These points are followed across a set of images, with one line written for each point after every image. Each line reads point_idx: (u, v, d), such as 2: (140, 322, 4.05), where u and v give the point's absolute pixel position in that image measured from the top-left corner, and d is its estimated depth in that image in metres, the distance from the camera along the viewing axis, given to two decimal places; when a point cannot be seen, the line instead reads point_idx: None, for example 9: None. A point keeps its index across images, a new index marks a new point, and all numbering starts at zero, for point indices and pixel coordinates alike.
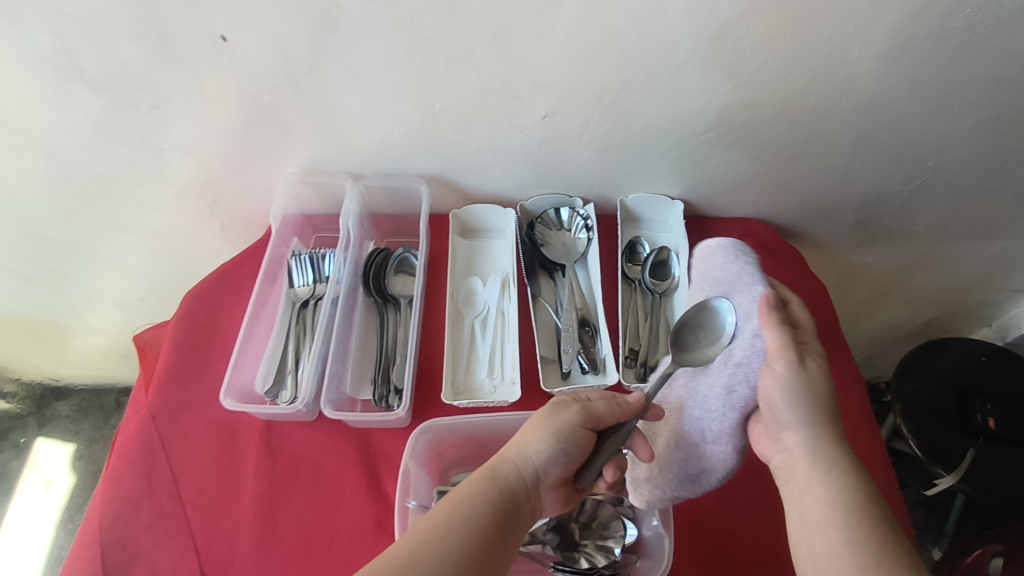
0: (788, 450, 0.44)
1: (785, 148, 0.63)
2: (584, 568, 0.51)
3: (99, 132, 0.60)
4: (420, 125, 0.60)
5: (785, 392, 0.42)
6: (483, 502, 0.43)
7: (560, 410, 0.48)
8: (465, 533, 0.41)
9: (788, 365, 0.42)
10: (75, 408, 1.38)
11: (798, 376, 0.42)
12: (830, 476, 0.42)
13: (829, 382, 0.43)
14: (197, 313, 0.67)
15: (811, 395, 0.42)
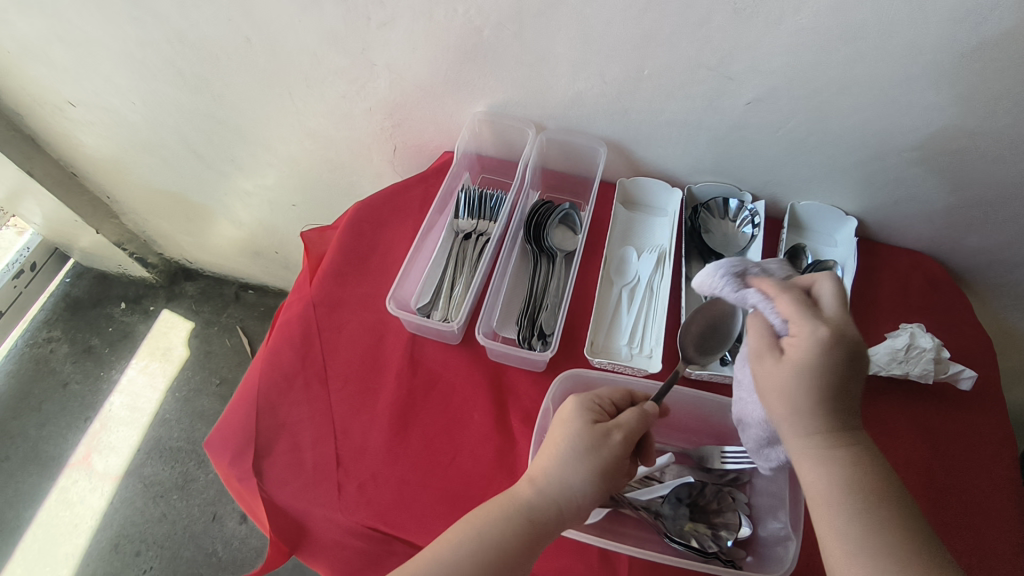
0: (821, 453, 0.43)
1: (993, 186, 0.59)
2: (696, 548, 0.51)
3: (326, 37, 0.65)
4: (620, 88, 0.61)
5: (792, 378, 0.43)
6: (499, 519, 0.46)
7: (597, 437, 0.47)
8: (484, 552, 0.45)
9: (792, 355, 0.43)
10: (200, 291, 1.53)
11: (805, 354, 0.42)
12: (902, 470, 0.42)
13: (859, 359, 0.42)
14: (365, 223, 0.72)
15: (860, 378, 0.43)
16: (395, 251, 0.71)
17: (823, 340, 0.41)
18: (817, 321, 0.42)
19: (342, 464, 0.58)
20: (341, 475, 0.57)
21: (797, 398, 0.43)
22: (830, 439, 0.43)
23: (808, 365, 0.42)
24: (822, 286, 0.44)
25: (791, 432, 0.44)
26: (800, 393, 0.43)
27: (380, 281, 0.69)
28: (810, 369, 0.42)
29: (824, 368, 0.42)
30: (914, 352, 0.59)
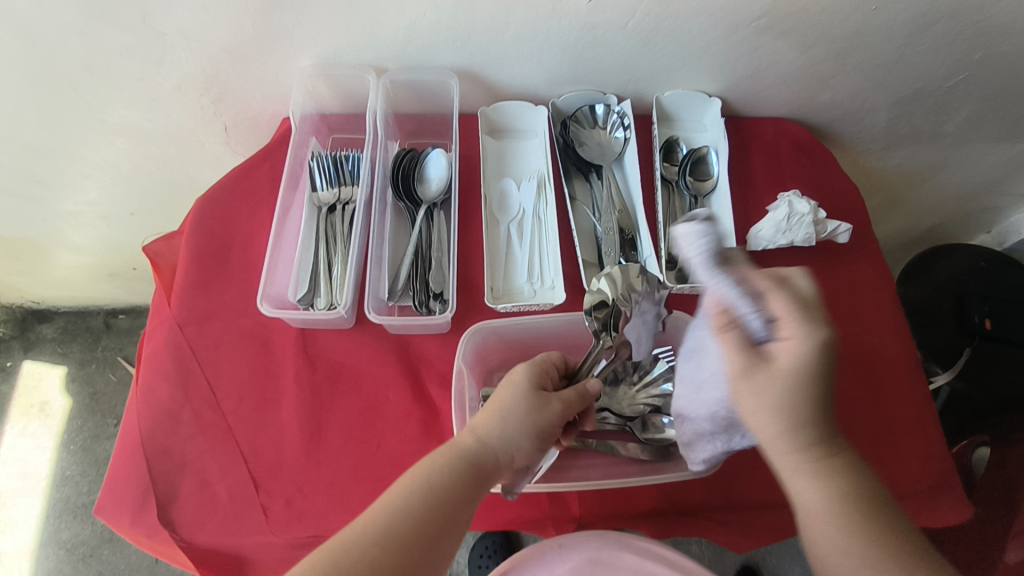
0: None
1: (834, 40, 0.60)
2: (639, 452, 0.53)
3: (93, 12, 0.53)
4: (455, 10, 0.55)
5: (767, 398, 0.37)
6: (435, 477, 0.41)
7: (539, 399, 0.45)
8: (410, 510, 0.39)
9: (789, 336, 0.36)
10: (61, 331, 1.33)
11: (797, 364, 0.36)
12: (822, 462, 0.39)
13: (816, 374, 0.36)
14: (213, 219, 0.64)
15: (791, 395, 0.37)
16: (256, 242, 0.64)
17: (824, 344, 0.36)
18: (809, 327, 0.36)
19: (261, 486, 0.53)
20: (263, 497, 0.52)
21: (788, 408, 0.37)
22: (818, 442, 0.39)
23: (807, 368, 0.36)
24: (799, 279, 0.38)
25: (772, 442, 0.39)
26: (790, 407, 0.37)
27: (248, 279, 0.62)
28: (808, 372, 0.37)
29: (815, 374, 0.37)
30: (795, 219, 0.61)
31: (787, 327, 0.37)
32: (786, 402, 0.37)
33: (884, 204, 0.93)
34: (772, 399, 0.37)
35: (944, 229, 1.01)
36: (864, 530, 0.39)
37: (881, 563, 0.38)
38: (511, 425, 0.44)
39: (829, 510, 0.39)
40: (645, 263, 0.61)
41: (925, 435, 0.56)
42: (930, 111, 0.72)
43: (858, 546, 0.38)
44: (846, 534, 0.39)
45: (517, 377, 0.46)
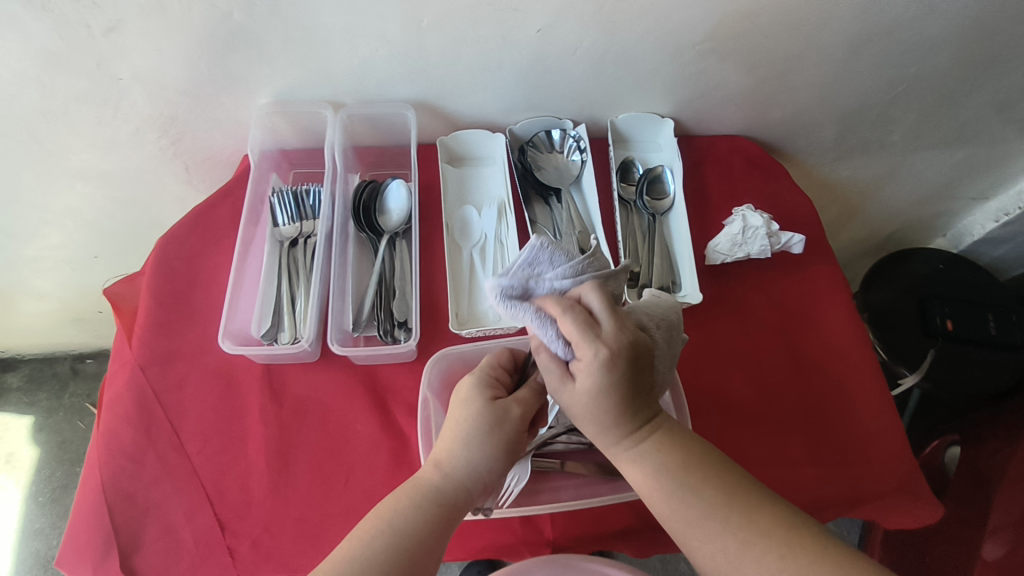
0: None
1: (776, 60, 0.63)
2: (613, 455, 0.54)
3: (45, 60, 0.54)
4: (407, 45, 0.56)
5: (580, 389, 0.38)
6: (404, 517, 0.41)
7: (498, 412, 0.43)
8: (380, 556, 0.39)
9: (580, 359, 0.37)
10: (26, 379, 1.30)
11: (591, 390, 0.37)
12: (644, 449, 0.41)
13: (621, 367, 0.37)
14: (175, 259, 0.63)
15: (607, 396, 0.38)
16: (218, 280, 0.63)
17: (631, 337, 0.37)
18: (596, 341, 0.36)
19: (228, 527, 0.52)
20: (230, 539, 0.51)
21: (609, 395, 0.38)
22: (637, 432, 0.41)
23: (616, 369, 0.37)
24: (590, 297, 0.38)
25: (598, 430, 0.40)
26: (600, 402, 0.38)
27: (212, 318, 0.61)
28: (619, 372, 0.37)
29: (631, 359, 0.37)
30: (750, 232, 0.63)
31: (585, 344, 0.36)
32: (605, 397, 0.38)
33: (841, 214, 0.96)
34: (589, 397, 0.38)
35: (902, 235, 1.04)
36: (707, 504, 0.39)
37: (732, 534, 0.38)
38: (473, 448, 0.43)
39: (655, 482, 0.40)
40: None
41: (886, 440, 0.57)
42: (875, 123, 0.74)
43: (705, 522, 0.39)
44: (702, 510, 0.39)
45: (467, 395, 0.44)
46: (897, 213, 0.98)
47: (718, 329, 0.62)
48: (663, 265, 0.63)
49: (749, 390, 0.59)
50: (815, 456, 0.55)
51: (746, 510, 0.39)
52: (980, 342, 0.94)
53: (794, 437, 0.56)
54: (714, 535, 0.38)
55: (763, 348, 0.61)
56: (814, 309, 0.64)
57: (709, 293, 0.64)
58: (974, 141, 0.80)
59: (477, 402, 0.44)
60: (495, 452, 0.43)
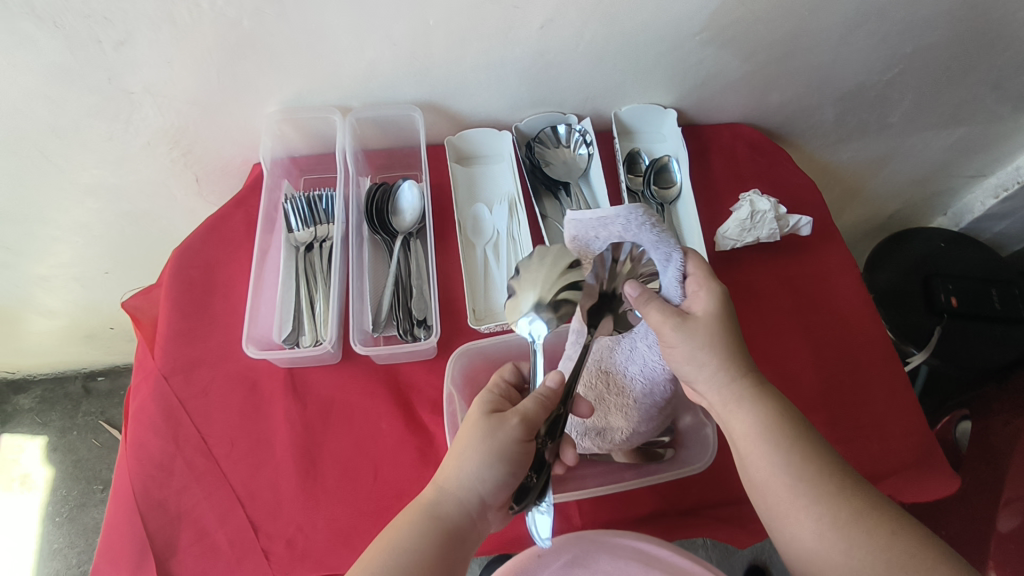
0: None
1: (774, 46, 0.64)
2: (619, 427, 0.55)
3: (56, 77, 0.54)
4: (413, 46, 0.57)
5: (685, 351, 0.46)
6: (408, 539, 0.42)
7: (494, 423, 0.44)
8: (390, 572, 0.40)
9: (669, 333, 0.46)
10: (38, 400, 1.30)
11: (689, 352, 0.46)
12: (749, 407, 0.45)
13: (720, 326, 0.46)
14: (192, 269, 0.64)
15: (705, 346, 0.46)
16: (236, 287, 0.64)
17: (723, 299, 0.47)
18: (688, 321, 0.46)
19: (261, 530, 0.52)
20: (263, 541, 0.52)
21: (713, 346, 0.46)
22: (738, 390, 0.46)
23: (717, 317, 0.46)
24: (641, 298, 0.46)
25: (706, 385, 0.47)
26: (706, 353, 0.46)
27: (232, 324, 0.62)
28: (720, 321, 0.46)
29: (726, 317, 0.47)
30: (758, 217, 0.64)
31: (677, 327, 0.46)
32: (711, 348, 0.46)
33: (842, 196, 0.97)
34: (700, 350, 0.46)
35: (903, 215, 1.05)
36: (804, 470, 0.42)
37: (819, 509, 0.41)
38: (471, 462, 0.43)
39: (758, 439, 0.44)
40: None
41: (906, 415, 0.57)
42: (873, 104, 0.75)
43: (795, 487, 0.42)
44: (794, 475, 0.42)
45: (469, 417, 0.45)
46: (897, 194, 1.00)
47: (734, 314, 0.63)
48: None
49: (767, 370, 0.60)
50: (836, 432, 0.56)
51: (838, 482, 0.42)
52: (985, 317, 0.95)
53: (814, 414, 0.57)
54: (800, 509, 0.41)
55: (780, 330, 0.62)
56: (824, 291, 0.65)
57: (721, 278, 0.64)
58: (970, 119, 0.81)
59: (479, 421, 0.44)
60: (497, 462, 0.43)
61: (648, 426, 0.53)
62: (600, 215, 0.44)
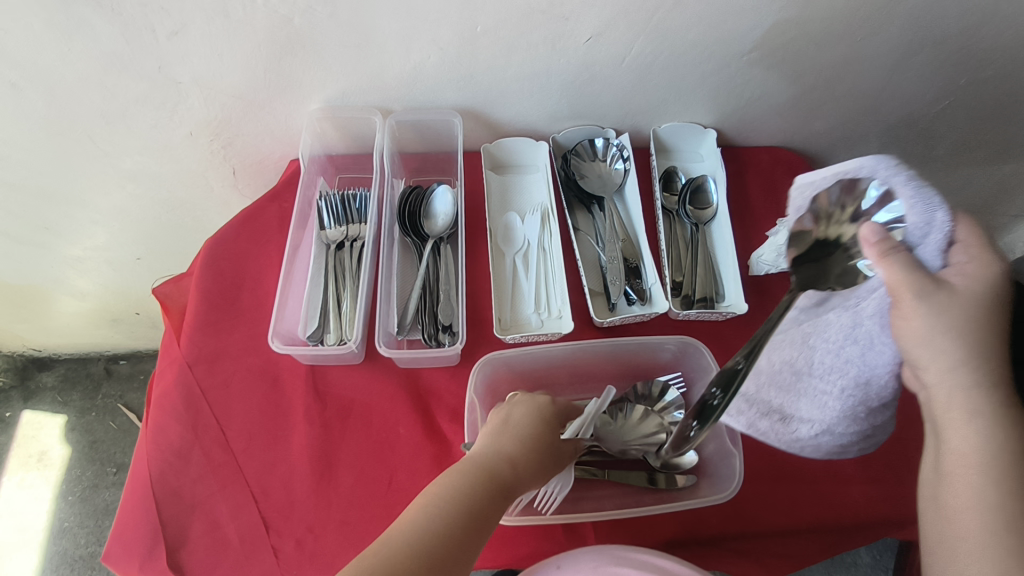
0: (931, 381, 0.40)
1: (823, 71, 0.62)
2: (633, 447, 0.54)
3: (109, 63, 0.55)
4: (458, 51, 0.57)
5: (930, 322, 0.38)
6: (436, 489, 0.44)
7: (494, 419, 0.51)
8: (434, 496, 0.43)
9: (907, 298, 0.38)
10: (61, 378, 1.32)
11: (924, 329, 0.38)
12: (988, 419, 0.38)
13: (960, 311, 0.38)
14: (222, 260, 0.64)
15: (940, 327, 0.38)
16: (265, 281, 0.64)
17: (997, 276, 0.39)
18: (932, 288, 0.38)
19: (272, 527, 0.52)
20: (274, 539, 0.51)
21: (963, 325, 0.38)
22: (978, 397, 0.39)
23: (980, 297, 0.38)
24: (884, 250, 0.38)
25: (939, 375, 0.39)
26: (933, 338, 0.38)
27: (258, 318, 0.62)
28: (982, 302, 0.38)
29: (990, 303, 0.39)
30: None
31: (920, 296, 0.38)
32: (948, 324, 0.38)
33: None
34: (942, 326, 0.38)
35: None
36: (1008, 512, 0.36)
37: (988, 561, 0.36)
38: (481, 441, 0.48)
39: (972, 460, 0.38)
40: (650, 291, 0.61)
41: None
42: (920, 136, 0.74)
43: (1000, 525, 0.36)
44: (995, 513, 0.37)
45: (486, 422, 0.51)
46: None
47: None
48: (705, 275, 0.63)
49: None
50: (867, 472, 0.54)
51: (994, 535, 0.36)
52: None
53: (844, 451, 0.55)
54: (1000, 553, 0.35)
55: None
56: None
57: (754, 304, 0.63)
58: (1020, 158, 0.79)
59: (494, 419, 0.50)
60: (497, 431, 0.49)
61: (843, 425, 0.47)
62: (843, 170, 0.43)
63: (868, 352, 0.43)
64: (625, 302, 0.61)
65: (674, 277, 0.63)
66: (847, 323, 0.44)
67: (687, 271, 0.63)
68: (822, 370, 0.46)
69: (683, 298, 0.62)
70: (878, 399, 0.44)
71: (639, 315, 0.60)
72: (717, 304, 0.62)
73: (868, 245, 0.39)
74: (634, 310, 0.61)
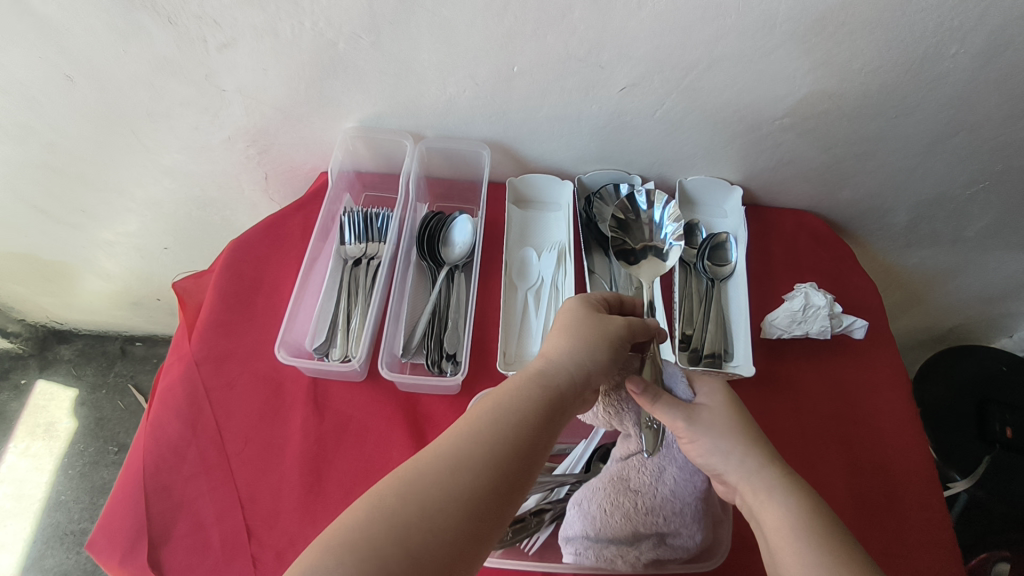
0: (735, 488, 0.45)
1: (855, 142, 0.62)
2: None
3: (160, 66, 0.58)
4: (494, 88, 0.58)
5: (707, 445, 0.45)
6: (518, 394, 0.42)
7: (600, 320, 0.47)
8: (502, 420, 0.40)
9: (684, 430, 0.46)
10: (78, 353, 1.35)
11: (708, 444, 0.45)
12: (781, 493, 0.42)
13: (733, 416, 0.46)
14: (243, 263, 0.66)
15: (726, 432, 0.45)
16: (281, 288, 0.65)
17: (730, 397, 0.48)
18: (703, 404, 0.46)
19: (254, 535, 0.52)
20: (254, 547, 0.51)
21: (725, 432, 0.45)
22: (762, 473, 0.43)
23: (720, 408, 0.46)
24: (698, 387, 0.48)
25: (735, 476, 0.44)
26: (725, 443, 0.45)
27: (269, 324, 0.63)
28: (725, 412, 0.46)
29: (736, 411, 0.47)
30: (810, 312, 0.61)
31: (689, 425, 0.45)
32: (731, 438, 0.45)
33: (902, 302, 0.93)
34: (711, 444, 0.45)
35: (963, 330, 1.01)
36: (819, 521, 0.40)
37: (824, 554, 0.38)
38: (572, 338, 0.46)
39: (792, 526, 0.40)
40: (657, 341, 0.61)
41: (938, 548, 0.53)
42: (951, 215, 0.73)
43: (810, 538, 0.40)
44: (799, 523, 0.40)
45: (573, 312, 0.48)
46: (961, 309, 0.95)
47: (765, 403, 0.60)
48: (715, 331, 0.62)
49: None
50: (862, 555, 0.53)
51: (826, 537, 0.39)
52: None
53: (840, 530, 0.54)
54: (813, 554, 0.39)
55: (814, 434, 0.59)
56: (868, 401, 0.62)
57: (761, 367, 0.62)
58: None
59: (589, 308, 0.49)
60: (590, 333, 0.46)
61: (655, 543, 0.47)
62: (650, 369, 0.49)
63: (683, 478, 0.47)
64: None
65: (684, 330, 0.62)
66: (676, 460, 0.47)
67: (697, 325, 0.63)
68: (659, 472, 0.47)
69: (691, 352, 0.61)
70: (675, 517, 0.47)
71: None
72: (725, 363, 0.61)
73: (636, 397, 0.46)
74: None
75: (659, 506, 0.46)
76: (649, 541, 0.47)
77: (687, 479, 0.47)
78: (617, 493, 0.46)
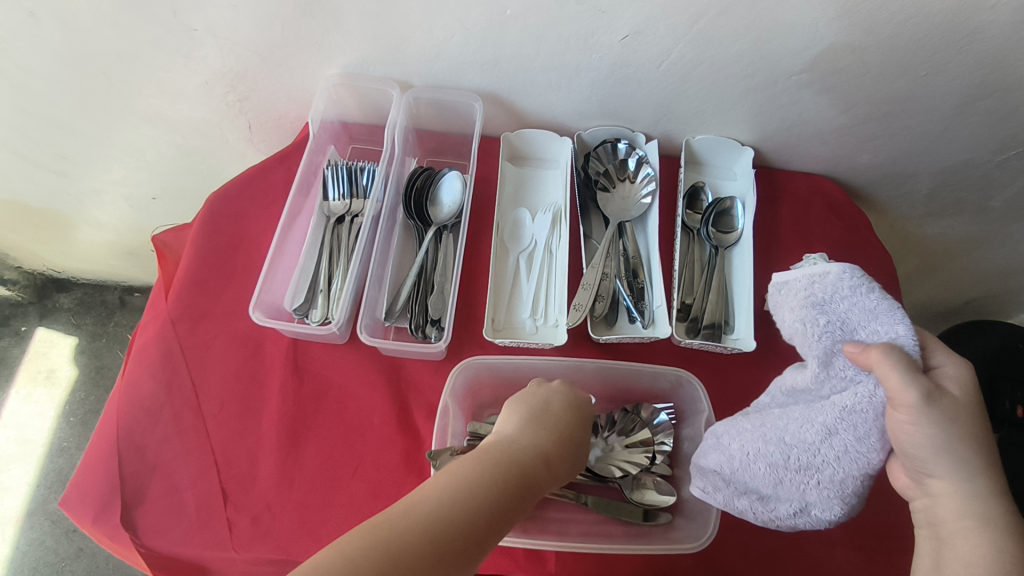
0: (935, 494, 0.38)
1: (879, 102, 0.57)
2: (614, 475, 0.52)
3: (124, 3, 0.53)
4: (485, 33, 0.53)
5: (928, 436, 0.36)
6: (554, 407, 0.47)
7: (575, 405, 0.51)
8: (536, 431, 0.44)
9: (912, 406, 0.36)
10: (77, 302, 1.35)
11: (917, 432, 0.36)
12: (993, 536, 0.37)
13: (972, 410, 0.37)
14: (222, 218, 0.63)
15: (953, 434, 0.36)
16: (261, 245, 0.63)
17: (971, 380, 0.38)
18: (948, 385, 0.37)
19: (230, 499, 0.51)
20: (230, 512, 0.50)
21: (966, 435, 0.36)
22: None
23: (969, 399, 0.37)
24: (941, 371, 0.38)
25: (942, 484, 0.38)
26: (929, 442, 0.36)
27: (248, 282, 0.61)
28: (971, 403, 0.37)
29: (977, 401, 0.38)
30: None
31: (930, 402, 0.35)
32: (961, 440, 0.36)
33: (918, 273, 0.89)
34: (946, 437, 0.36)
35: (980, 303, 0.96)
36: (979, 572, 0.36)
37: None
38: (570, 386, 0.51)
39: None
40: (653, 312, 0.58)
41: None
42: (978, 183, 0.68)
43: None
44: None
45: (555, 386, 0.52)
46: (979, 282, 0.91)
47: (765, 380, 0.57)
48: (717, 302, 0.59)
49: None
50: (855, 538, 0.51)
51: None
52: None
53: None
54: None
55: None
56: None
57: (763, 340, 0.59)
58: None
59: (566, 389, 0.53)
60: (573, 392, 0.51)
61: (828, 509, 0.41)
62: (812, 271, 0.41)
63: (843, 457, 0.39)
64: (627, 319, 0.58)
65: (683, 299, 0.59)
66: (835, 434, 0.39)
67: (698, 294, 0.59)
68: (760, 435, 0.43)
69: (689, 323, 0.58)
70: (828, 489, 0.40)
71: (640, 336, 0.57)
72: (725, 336, 0.58)
73: (857, 356, 0.38)
74: (636, 329, 0.57)
75: (745, 472, 0.44)
76: (747, 498, 0.45)
77: (862, 454, 0.38)
78: (709, 449, 0.47)
